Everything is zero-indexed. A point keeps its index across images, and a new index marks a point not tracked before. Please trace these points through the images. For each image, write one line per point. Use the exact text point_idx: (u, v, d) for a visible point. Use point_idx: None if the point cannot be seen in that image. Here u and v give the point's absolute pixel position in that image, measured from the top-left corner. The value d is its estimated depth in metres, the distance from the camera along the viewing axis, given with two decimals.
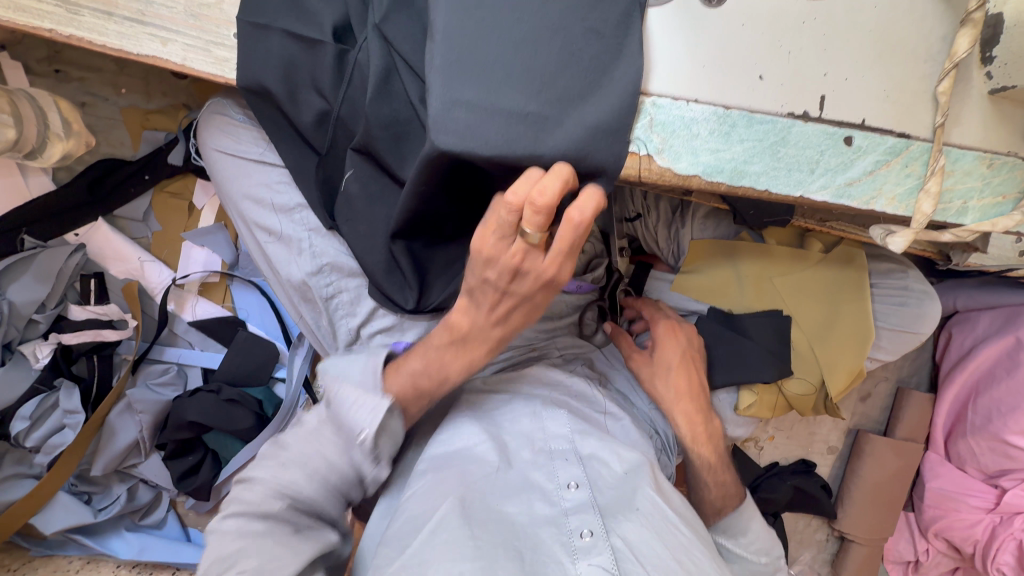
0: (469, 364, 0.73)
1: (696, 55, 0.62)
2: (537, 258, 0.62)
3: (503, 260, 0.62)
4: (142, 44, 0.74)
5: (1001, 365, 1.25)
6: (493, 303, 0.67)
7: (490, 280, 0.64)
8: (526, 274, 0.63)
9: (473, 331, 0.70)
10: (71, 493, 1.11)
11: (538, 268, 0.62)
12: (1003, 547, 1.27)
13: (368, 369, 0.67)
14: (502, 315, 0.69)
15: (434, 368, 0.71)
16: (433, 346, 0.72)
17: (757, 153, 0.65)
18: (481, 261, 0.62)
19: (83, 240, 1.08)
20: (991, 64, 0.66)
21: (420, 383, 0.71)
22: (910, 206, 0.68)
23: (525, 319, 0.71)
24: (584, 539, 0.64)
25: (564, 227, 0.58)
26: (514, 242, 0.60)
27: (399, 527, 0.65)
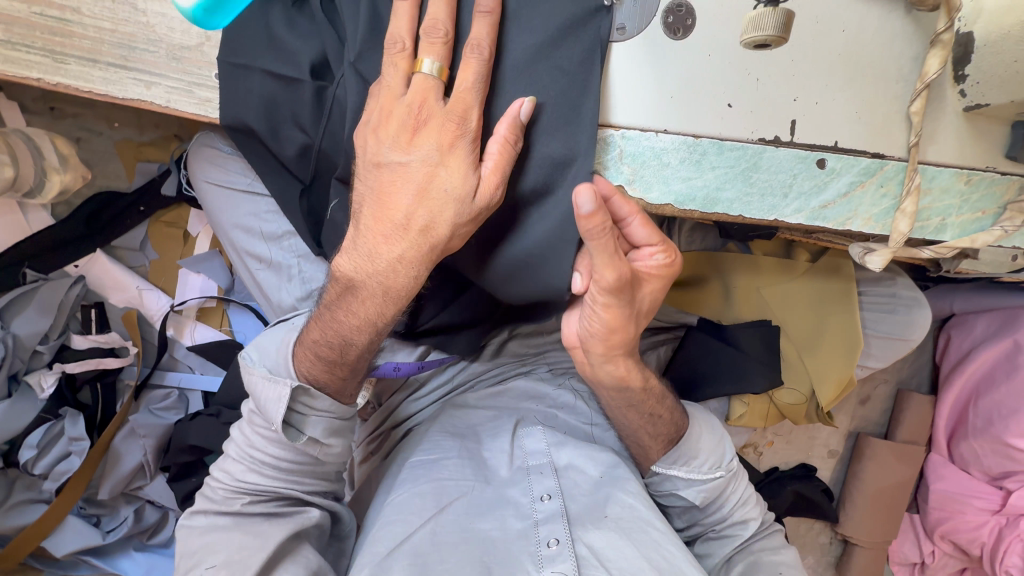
0: (365, 316, 0.67)
1: (666, 86, 0.62)
2: (436, 100, 0.57)
3: (401, 139, 0.57)
4: (127, 88, 0.76)
5: (1000, 368, 1.23)
6: (385, 205, 0.60)
7: (386, 161, 0.58)
8: (423, 148, 0.57)
9: (364, 274, 0.64)
10: (81, 516, 1.14)
11: (441, 114, 0.57)
12: (1010, 549, 1.26)
13: (278, 351, 0.74)
14: (401, 231, 0.60)
15: (334, 331, 0.69)
16: (326, 304, 0.70)
17: (729, 179, 0.65)
18: (378, 120, 0.58)
19: (82, 271, 1.10)
20: (964, 83, 0.65)
21: (324, 352, 0.71)
22: (887, 225, 0.68)
23: (422, 249, 0.61)
24: (550, 547, 0.71)
25: (468, 61, 0.56)
26: (414, 88, 0.57)
27: (376, 535, 0.74)
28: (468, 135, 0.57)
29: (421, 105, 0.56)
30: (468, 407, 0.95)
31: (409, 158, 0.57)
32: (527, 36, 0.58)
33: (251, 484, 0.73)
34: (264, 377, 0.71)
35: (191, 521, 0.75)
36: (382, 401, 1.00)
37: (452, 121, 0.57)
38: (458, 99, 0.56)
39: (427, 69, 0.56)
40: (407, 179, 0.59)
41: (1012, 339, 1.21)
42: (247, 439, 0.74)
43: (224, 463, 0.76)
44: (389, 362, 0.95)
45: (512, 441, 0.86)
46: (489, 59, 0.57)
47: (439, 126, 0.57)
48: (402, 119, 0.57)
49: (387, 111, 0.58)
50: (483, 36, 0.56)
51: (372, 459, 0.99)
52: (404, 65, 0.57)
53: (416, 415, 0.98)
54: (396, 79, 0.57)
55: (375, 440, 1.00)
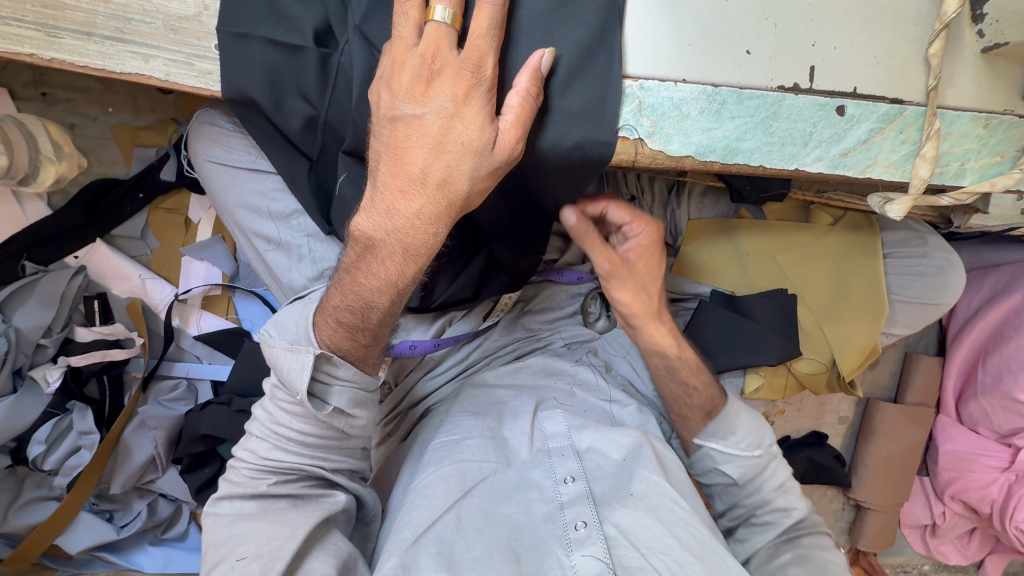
0: (387, 277, 0.66)
1: (683, 35, 0.61)
2: (449, 48, 0.55)
3: (415, 90, 0.56)
4: (124, 62, 0.73)
5: (1009, 324, 1.24)
6: (401, 161, 0.59)
7: (400, 114, 0.57)
8: (438, 98, 0.55)
9: (384, 233, 0.63)
10: (93, 512, 1.12)
11: (454, 63, 0.55)
12: (1018, 505, 1.28)
13: (298, 324, 0.71)
14: (417, 183, 0.59)
15: (355, 295, 0.68)
16: (347, 270, 0.69)
17: (749, 129, 0.64)
18: (391, 74, 0.57)
19: (83, 262, 1.08)
20: (982, 22, 0.64)
21: (347, 319, 0.70)
22: (907, 171, 0.68)
23: (442, 201, 0.60)
24: (578, 530, 0.70)
25: (481, 6, 0.54)
26: (428, 35, 0.55)
27: (402, 520, 0.72)
28: (484, 84, 0.56)
29: (435, 53, 0.55)
30: (486, 386, 0.93)
31: (424, 110, 0.56)
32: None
33: (278, 462, 0.72)
34: (284, 349, 0.69)
35: (217, 507, 0.73)
36: (398, 381, 0.99)
37: (467, 70, 0.55)
38: (473, 46, 0.55)
39: (439, 17, 0.54)
40: (423, 132, 0.57)
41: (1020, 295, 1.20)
42: (272, 415, 0.73)
43: (249, 443, 0.75)
44: (405, 340, 0.94)
45: (530, 420, 0.86)
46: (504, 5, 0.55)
47: (455, 76, 0.55)
48: (415, 69, 0.55)
49: (400, 64, 0.56)
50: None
51: (390, 441, 0.98)
52: (415, 14, 0.55)
53: (434, 393, 0.98)
54: (409, 29, 0.55)
55: (393, 421, 0.99)
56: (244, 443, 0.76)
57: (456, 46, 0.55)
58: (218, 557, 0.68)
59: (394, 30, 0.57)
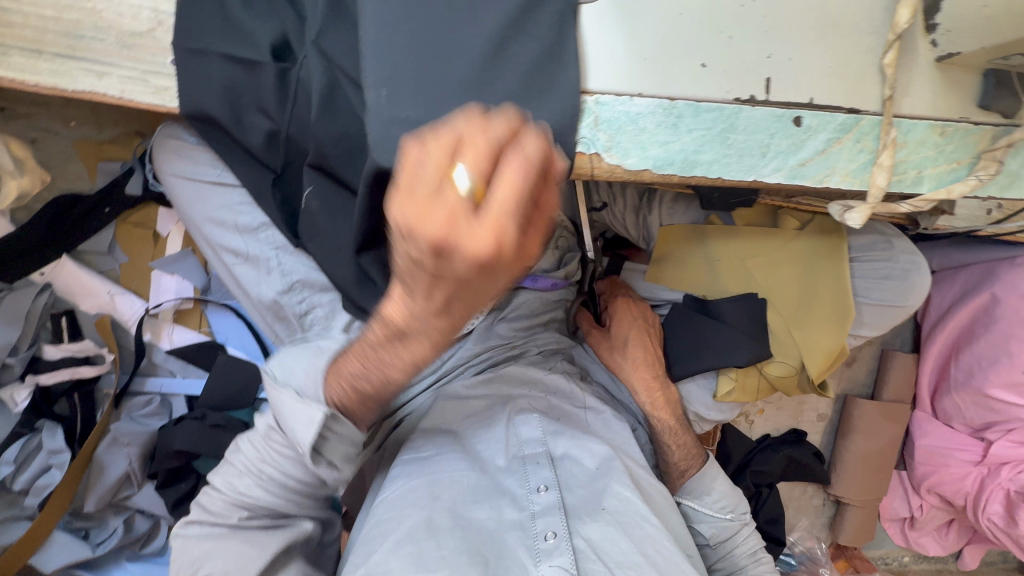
0: (411, 363, 0.59)
1: (638, 48, 0.61)
2: (470, 222, 0.37)
3: (426, 254, 0.39)
4: (77, 79, 0.72)
5: (979, 322, 1.25)
6: (425, 296, 0.47)
7: (412, 262, 0.42)
8: (454, 269, 0.40)
9: (407, 329, 0.53)
10: (68, 530, 1.11)
11: (467, 241, 0.38)
12: (992, 497, 1.33)
13: (309, 372, 0.73)
14: (438, 308, 0.48)
15: (374, 371, 0.63)
16: (370, 345, 0.60)
17: (707, 142, 0.64)
18: (398, 236, 0.39)
19: (49, 279, 1.06)
20: (935, 32, 0.65)
21: (361, 387, 0.66)
22: (865, 180, 0.69)
23: (467, 311, 0.50)
24: (547, 541, 0.71)
25: (510, 172, 0.38)
26: (439, 197, 0.37)
27: (369, 532, 0.73)
28: (509, 262, 0.41)
29: (454, 226, 0.37)
30: (461, 398, 0.92)
31: (439, 267, 0.40)
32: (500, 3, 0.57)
33: (255, 499, 0.73)
34: (294, 396, 0.71)
35: (185, 530, 0.73)
36: None
37: (488, 261, 0.39)
38: (497, 216, 0.38)
39: (459, 186, 0.38)
40: (440, 291, 0.45)
41: (989, 293, 1.21)
42: (260, 454, 0.74)
43: (226, 472, 0.75)
44: None
45: (505, 428, 0.85)
46: (536, 168, 0.39)
47: (478, 252, 0.38)
48: (421, 249, 0.39)
49: (409, 229, 0.38)
50: (531, 151, 0.39)
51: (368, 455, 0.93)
52: (425, 169, 0.38)
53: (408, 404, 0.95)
54: (418, 188, 0.38)
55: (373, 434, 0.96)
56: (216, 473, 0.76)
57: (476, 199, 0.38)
58: (191, 564, 0.69)
59: (395, 178, 0.39)
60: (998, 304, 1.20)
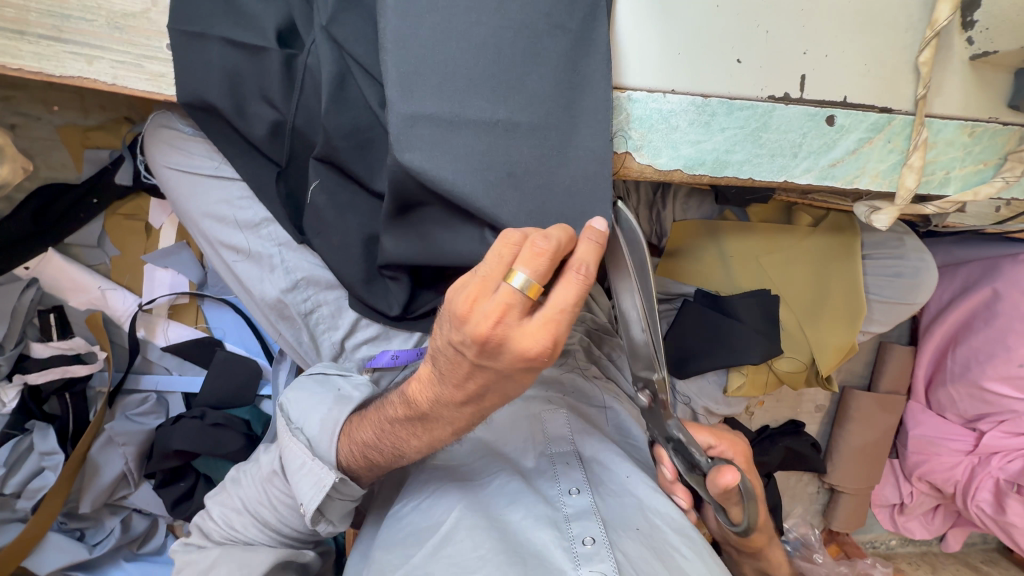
0: (427, 442, 0.66)
1: (672, 43, 0.58)
2: (517, 319, 0.47)
3: (477, 344, 0.48)
4: (64, 64, 0.67)
5: (979, 316, 1.27)
6: (459, 383, 0.55)
7: (458, 346, 0.50)
8: (497, 362, 0.50)
9: (432, 409, 0.60)
10: (62, 531, 1.07)
11: (515, 334, 0.47)
12: (981, 485, 1.35)
13: (325, 425, 0.75)
14: (469, 395, 0.56)
15: (388, 444, 0.68)
16: (389, 421, 0.67)
17: (739, 141, 0.62)
18: (453, 327, 0.50)
19: (35, 273, 1.01)
20: (972, 29, 0.63)
21: (369, 454, 0.71)
22: (893, 181, 0.67)
23: (498, 402, 0.57)
24: (586, 545, 0.68)
25: (567, 277, 0.48)
26: (495, 296, 0.47)
27: (404, 538, 0.74)
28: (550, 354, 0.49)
29: (506, 317, 0.47)
30: None
31: (485, 359, 0.50)
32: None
33: (252, 532, 0.81)
34: (304, 452, 0.73)
35: (186, 547, 0.83)
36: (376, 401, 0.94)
37: (531, 345, 0.48)
38: (548, 317, 0.47)
39: (518, 284, 0.47)
40: (481, 374, 0.53)
41: (991, 288, 1.22)
42: (261, 495, 0.81)
43: (226, 503, 0.84)
44: (387, 350, 0.92)
45: (531, 425, 0.86)
46: (582, 286, 0.48)
47: (525, 348, 0.48)
48: (474, 333, 0.48)
49: (470, 314, 0.48)
50: (581, 260, 0.49)
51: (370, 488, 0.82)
52: (503, 258, 0.48)
53: None
54: (488, 274, 0.48)
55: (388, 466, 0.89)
56: (217, 499, 0.85)
57: (536, 296, 0.48)
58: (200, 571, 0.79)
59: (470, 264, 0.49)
60: (1000, 300, 1.21)
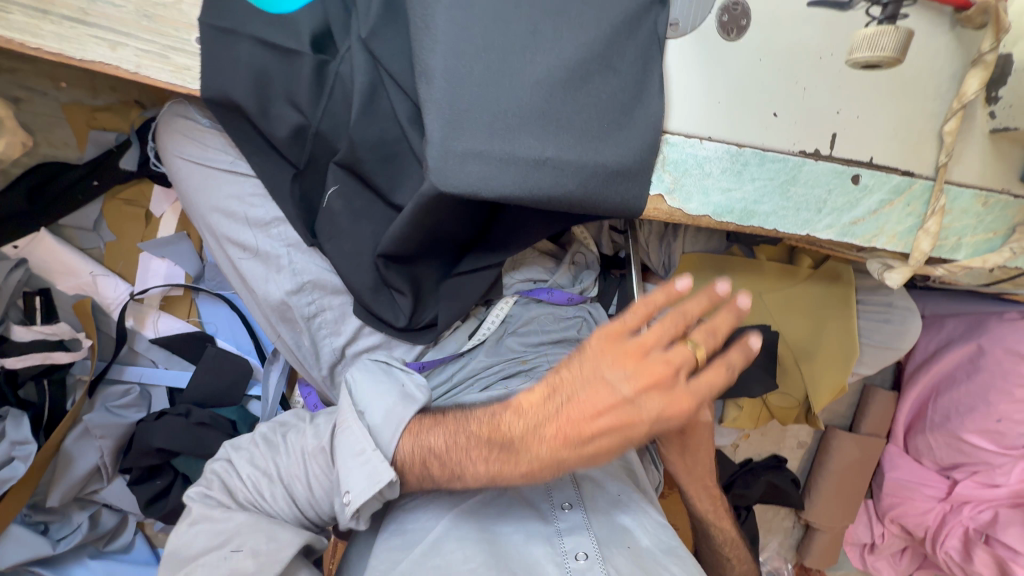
0: (496, 472, 0.64)
1: (710, 93, 0.60)
2: (662, 353, 0.62)
3: (634, 376, 0.61)
4: (87, 47, 0.65)
5: (962, 369, 1.24)
6: (585, 415, 0.61)
7: (608, 372, 0.62)
8: (651, 406, 0.61)
9: (524, 436, 0.63)
10: (26, 524, 1.01)
11: (661, 363, 0.61)
12: (951, 533, 1.29)
13: (389, 417, 0.68)
14: (582, 437, 0.62)
15: (452, 465, 0.65)
16: (467, 436, 0.66)
17: (768, 193, 0.63)
18: (613, 360, 0.62)
19: (24, 253, 0.97)
20: (995, 104, 0.65)
21: (430, 463, 0.66)
22: (909, 243, 0.68)
23: (609, 446, 0.62)
24: (579, 561, 0.67)
25: (721, 364, 0.63)
26: (649, 329, 0.62)
27: (390, 539, 0.70)
28: (693, 391, 0.62)
29: (676, 370, 0.61)
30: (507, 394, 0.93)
31: (626, 392, 0.61)
32: (584, 41, 0.56)
33: (272, 507, 0.70)
34: (366, 437, 0.66)
35: (202, 498, 0.70)
36: None
37: (667, 371, 0.61)
38: (700, 387, 0.62)
39: (679, 289, 0.61)
40: (602, 401, 0.61)
41: (977, 343, 1.20)
42: (298, 468, 0.71)
43: (257, 464, 0.73)
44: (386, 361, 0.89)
45: None
46: (736, 357, 0.63)
47: (674, 401, 0.61)
48: (626, 352, 0.62)
49: (640, 349, 0.62)
50: (733, 359, 0.63)
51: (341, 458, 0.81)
52: (664, 296, 0.62)
53: None
54: (637, 314, 0.62)
55: None
56: (233, 455, 0.74)
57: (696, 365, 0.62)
58: (218, 537, 0.66)
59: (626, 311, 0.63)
60: (984, 355, 1.19)
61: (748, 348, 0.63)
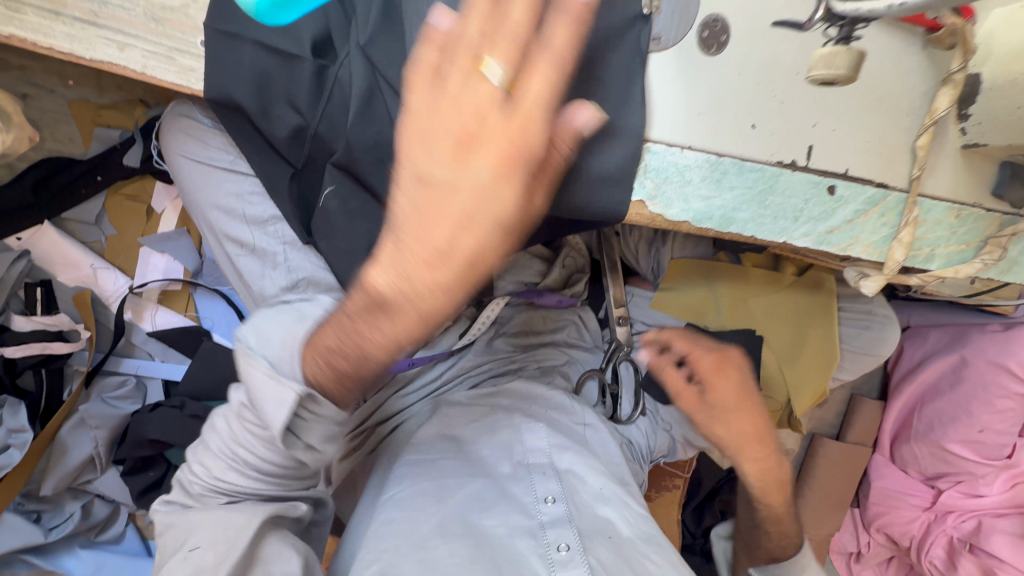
0: (394, 336, 0.54)
1: (691, 104, 0.62)
2: (496, 115, 0.50)
3: (459, 155, 0.51)
4: (96, 48, 0.68)
5: (945, 380, 1.25)
6: (428, 223, 0.51)
7: (433, 166, 0.51)
8: (476, 172, 0.50)
9: (399, 287, 0.52)
10: (20, 513, 1.03)
11: (494, 127, 0.50)
12: (935, 542, 1.27)
13: (286, 343, 0.62)
14: (436, 242, 0.51)
15: (352, 342, 0.56)
16: (347, 316, 0.56)
17: (746, 201, 0.66)
18: (426, 145, 0.52)
19: (27, 245, 0.99)
20: (966, 121, 0.68)
21: (336, 362, 0.58)
22: (884, 252, 0.70)
23: (473, 249, 0.52)
24: (561, 552, 0.68)
25: (543, 60, 0.50)
26: (475, 92, 0.50)
27: (378, 529, 0.71)
28: (529, 162, 0.51)
29: (516, 122, 0.50)
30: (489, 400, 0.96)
31: (460, 175, 0.51)
32: (571, 53, 0.59)
33: (232, 485, 0.65)
34: (265, 374, 0.59)
35: (166, 506, 0.69)
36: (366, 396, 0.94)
37: (511, 142, 0.50)
38: (523, 115, 0.50)
39: (495, 77, 0.50)
40: (452, 202, 0.51)
41: (960, 354, 1.21)
42: (231, 437, 0.66)
43: (203, 452, 0.69)
44: None
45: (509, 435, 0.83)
46: (568, 73, 0.50)
47: (506, 134, 0.50)
48: (453, 133, 0.51)
49: (439, 120, 0.51)
50: (560, 40, 0.50)
51: (353, 456, 0.91)
52: (461, 58, 0.51)
53: (403, 412, 0.93)
54: (458, 80, 0.50)
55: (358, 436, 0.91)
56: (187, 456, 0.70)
57: (507, 95, 0.50)
58: (181, 537, 0.64)
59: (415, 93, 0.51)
60: (967, 366, 1.20)
61: (574, 117, 0.50)
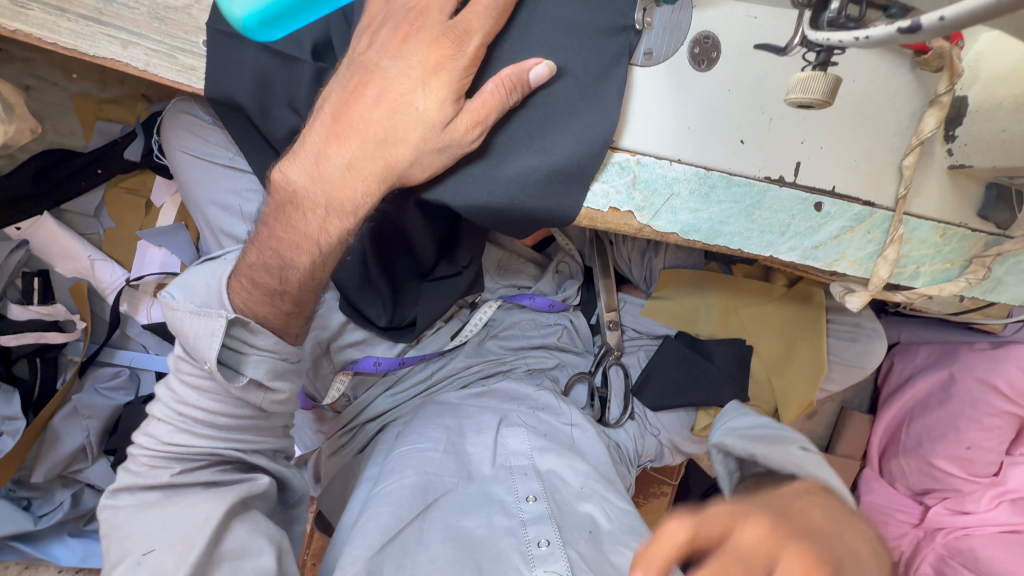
0: (306, 233, 0.63)
1: (681, 118, 0.64)
2: (433, 16, 0.59)
3: (409, 53, 0.59)
4: (100, 45, 0.69)
5: (933, 397, 1.22)
6: (344, 111, 0.61)
7: (366, 54, 0.61)
8: (405, 62, 0.59)
9: (310, 175, 0.62)
10: (10, 499, 1.04)
11: (428, 23, 0.59)
12: (923, 560, 1.19)
13: (210, 286, 0.64)
14: (349, 134, 0.61)
15: (274, 252, 0.63)
16: (270, 211, 0.65)
17: (733, 215, 0.67)
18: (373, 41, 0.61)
19: (26, 235, 1.00)
20: (953, 142, 0.69)
21: (259, 273, 0.63)
22: (869, 269, 0.71)
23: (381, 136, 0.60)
24: (540, 548, 0.69)
25: None
26: None
27: (365, 524, 0.70)
28: (461, 60, 0.58)
29: (456, 35, 0.58)
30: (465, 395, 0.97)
31: (395, 61, 0.59)
32: (563, 67, 0.60)
33: (182, 448, 0.63)
34: (191, 314, 0.60)
35: (115, 500, 0.63)
36: (356, 396, 0.96)
37: (449, 41, 0.58)
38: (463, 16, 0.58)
39: None
40: (381, 86, 0.60)
41: (948, 371, 1.19)
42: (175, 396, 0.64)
43: (149, 425, 0.65)
44: (370, 356, 0.92)
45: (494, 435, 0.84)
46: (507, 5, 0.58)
47: (433, 39, 0.58)
48: (397, 25, 0.60)
49: (390, 10, 0.61)
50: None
51: (343, 453, 0.94)
52: None
53: (391, 410, 0.94)
54: None
55: (346, 435, 0.95)
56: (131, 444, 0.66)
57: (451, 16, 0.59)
58: (127, 546, 0.58)
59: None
60: (955, 384, 1.18)
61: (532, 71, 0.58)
